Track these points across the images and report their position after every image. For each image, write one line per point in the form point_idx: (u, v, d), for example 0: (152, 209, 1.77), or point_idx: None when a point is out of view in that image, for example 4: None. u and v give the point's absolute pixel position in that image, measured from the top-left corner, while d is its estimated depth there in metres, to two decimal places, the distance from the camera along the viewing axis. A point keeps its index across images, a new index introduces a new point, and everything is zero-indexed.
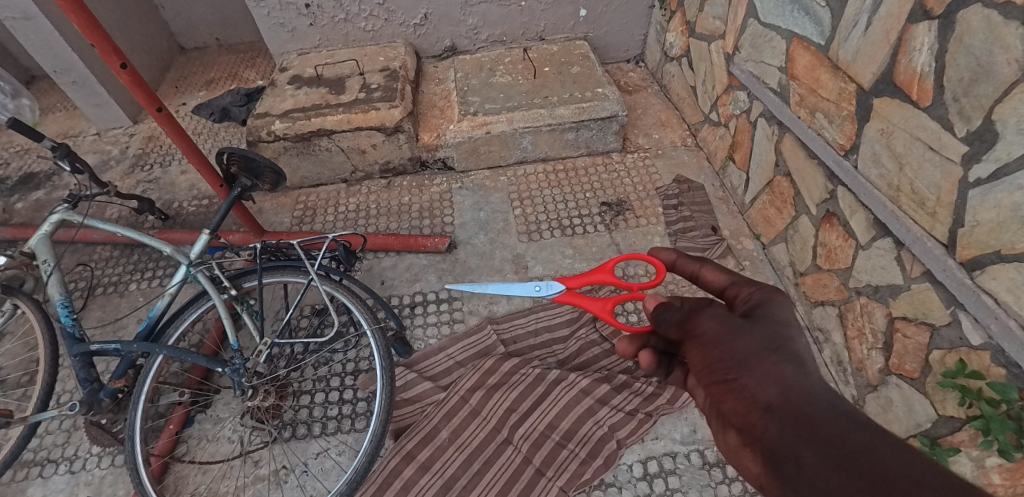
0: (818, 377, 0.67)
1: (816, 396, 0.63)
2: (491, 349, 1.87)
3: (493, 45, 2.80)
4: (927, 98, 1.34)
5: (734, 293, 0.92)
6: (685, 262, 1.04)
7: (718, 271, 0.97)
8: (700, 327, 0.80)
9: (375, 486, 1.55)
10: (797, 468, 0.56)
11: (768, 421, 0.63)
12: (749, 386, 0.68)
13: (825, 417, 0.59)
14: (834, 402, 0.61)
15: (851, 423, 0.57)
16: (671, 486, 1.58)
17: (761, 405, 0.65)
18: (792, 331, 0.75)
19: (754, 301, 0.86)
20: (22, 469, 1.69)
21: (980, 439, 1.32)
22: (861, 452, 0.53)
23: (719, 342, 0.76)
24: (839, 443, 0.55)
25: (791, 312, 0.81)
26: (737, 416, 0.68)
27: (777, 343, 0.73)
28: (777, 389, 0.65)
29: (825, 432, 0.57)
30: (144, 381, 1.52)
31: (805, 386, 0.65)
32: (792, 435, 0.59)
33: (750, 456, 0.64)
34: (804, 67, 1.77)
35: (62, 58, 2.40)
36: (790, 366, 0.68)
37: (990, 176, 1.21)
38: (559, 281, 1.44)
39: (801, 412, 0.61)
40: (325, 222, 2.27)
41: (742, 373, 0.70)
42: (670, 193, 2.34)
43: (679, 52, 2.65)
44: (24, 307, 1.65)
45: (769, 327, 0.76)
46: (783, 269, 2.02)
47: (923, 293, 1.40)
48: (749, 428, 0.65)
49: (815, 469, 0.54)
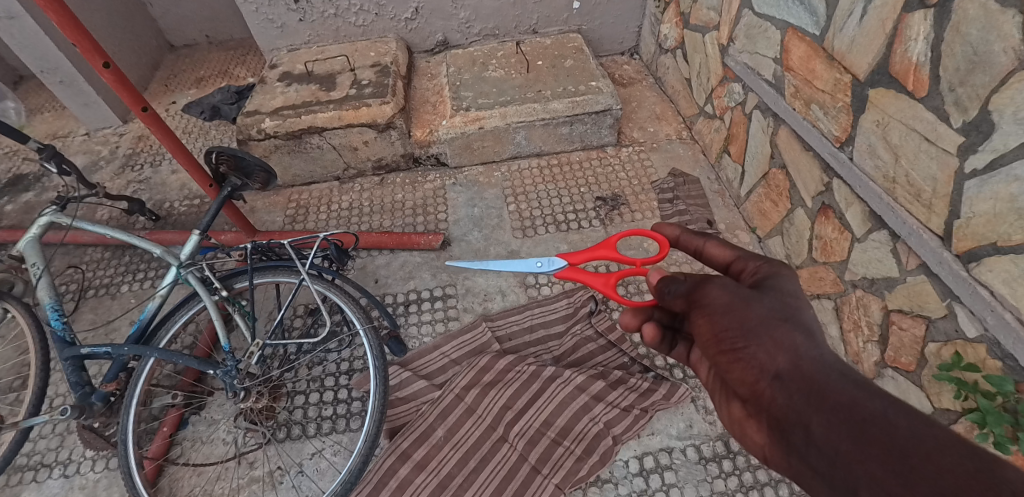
0: (826, 345, 0.67)
1: (826, 364, 0.63)
2: (486, 346, 1.85)
3: (486, 39, 2.77)
4: (923, 88, 1.32)
5: (740, 268, 0.90)
6: (690, 238, 1.02)
7: (724, 247, 0.95)
8: (708, 297, 0.78)
9: (371, 486, 1.55)
10: (807, 436, 0.59)
11: (777, 391, 0.65)
12: (758, 356, 0.68)
13: (835, 385, 0.60)
14: (843, 370, 0.62)
15: (860, 387, 0.58)
16: (667, 481, 1.58)
17: (769, 374, 0.66)
18: (802, 301, 0.74)
19: (762, 274, 0.84)
20: (16, 473, 1.68)
21: (976, 431, 1.31)
22: (872, 416, 0.54)
23: (726, 310, 0.75)
24: (848, 410, 0.56)
25: (800, 285, 0.78)
26: (744, 386, 0.69)
27: (787, 312, 0.72)
28: (787, 357, 0.66)
29: (834, 399, 0.58)
30: (136, 383, 1.51)
31: (815, 354, 0.65)
32: (802, 404, 0.61)
33: (755, 427, 0.70)
34: (799, 58, 1.74)
35: (48, 57, 2.37)
36: (800, 334, 0.68)
37: (987, 167, 1.19)
38: (562, 257, 1.43)
39: (811, 381, 0.62)
40: (318, 221, 2.25)
41: (751, 342, 0.70)
42: (666, 187, 2.33)
43: (674, 43, 2.62)
44: (14, 311, 1.63)
45: (779, 297, 0.75)
46: (780, 262, 2.00)
47: (918, 285, 1.39)
48: (758, 398, 0.67)
49: (824, 438, 0.57)
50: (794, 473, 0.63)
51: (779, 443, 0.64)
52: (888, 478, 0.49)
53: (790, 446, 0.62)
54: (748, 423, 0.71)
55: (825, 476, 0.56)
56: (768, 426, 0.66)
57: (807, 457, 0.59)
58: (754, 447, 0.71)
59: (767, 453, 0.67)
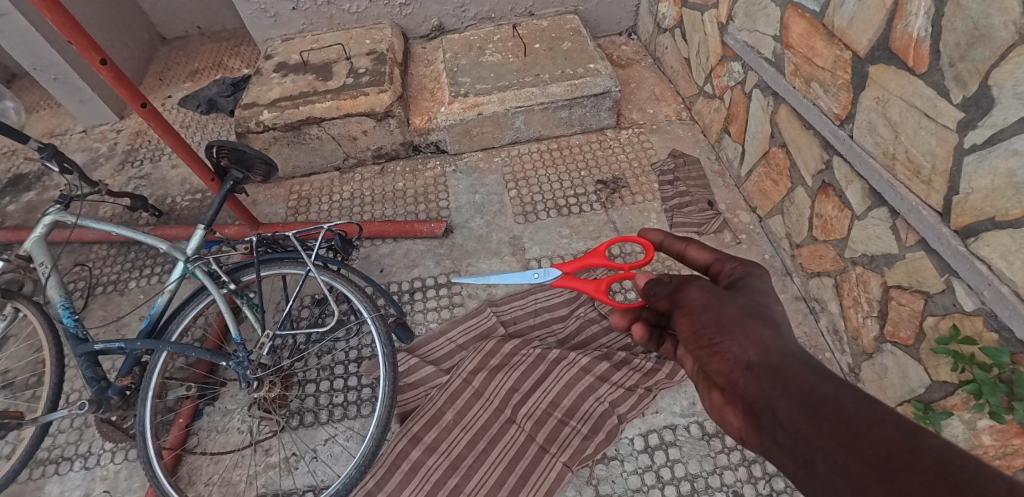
0: (792, 337, 0.71)
1: (790, 354, 0.67)
2: (491, 330, 1.89)
3: (482, 23, 2.74)
4: (923, 64, 1.32)
5: (718, 269, 0.93)
6: (673, 242, 1.05)
7: (703, 249, 0.97)
8: (687, 298, 0.81)
9: (384, 468, 1.59)
10: (774, 418, 0.63)
11: (749, 379, 0.68)
12: (731, 349, 0.71)
13: (798, 372, 0.64)
14: (806, 358, 0.66)
15: (819, 374, 0.63)
16: (671, 457, 1.62)
17: (742, 365, 0.70)
18: (770, 299, 0.78)
19: (737, 275, 0.87)
20: (38, 467, 1.73)
21: (972, 402, 1.34)
22: (827, 399, 0.59)
23: (704, 309, 0.78)
24: (808, 394, 0.61)
25: (771, 284, 0.82)
26: (722, 376, 0.73)
27: (757, 309, 0.76)
28: (757, 349, 0.69)
29: (797, 385, 0.62)
30: (150, 377, 1.54)
31: (782, 345, 0.69)
32: (769, 389, 0.65)
33: (732, 412, 0.73)
34: (799, 35, 1.73)
35: (41, 54, 2.34)
36: (768, 327, 0.72)
37: (986, 142, 1.20)
38: (557, 267, 1.44)
39: (778, 368, 0.66)
40: (320, 212, 2.26)
41: (725, 336, 0.73)
42: (666, 169, 2.33)
43: (672, 22, 2.60)
44: (26, 310, 1.66)
45: (750, 296, 0.79)
46: (780, 241, 2.02)
47: (918, 261, 1.41)
48: (733, 387, 0.70)
49: (789, 419, 0.61)
50: (768, 453, 0.66)
51: (753, 426, 0.68)
52: (839, 450, 0.54)
53: (762, 428, 0.65)
54: (726, 408, 0.74)
55: (791, 453, 0.60)
56: (742, 412, 0.69)
57: (776, 437, 0.63)
58: (732, 431, 0.74)
59: (744, 436, 0.71)
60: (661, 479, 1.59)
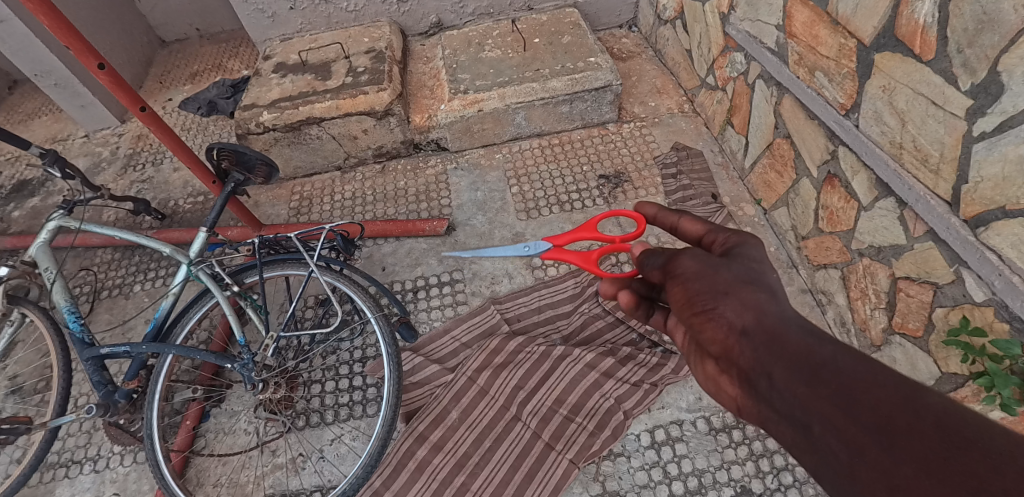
0: (788, 303, 0.69)
1: (787, 319, 0.66)
2: (496, 328, 1.88)
3: (481, 18, 2.72)
4: (930, 50, 1.29)
5: (711, 240, 0.90)
6: (666, 215, 1.03)
7: (696, 221, 0.95)
8: (681, 267, 0.80)
9: (391, 468, 1.59)
10: (770, 385, 0.62)
11: (744, 345, 0.67)
12: (726, 314, 0.70)
13: (793, 335, 0.63)
14: (802, 323, 0.65)
15: (815, 338, 0.61)
16: (678, 453, 1.61)
17: (736, 331, 0.68)
18: (764, 266, 0.76)
19: (731, 244, 0.85)
20: (49, 470, 1.74)
21: (983, 393, 1.32)
22: (824, 362, 0.58)
23: (699, 277, 0.76)
24: (807, 357, 0.59)
25: (764, 252, 0.80)
26: (716, 344, 0.71)
27: (753, 276, 0.74)
28: (751, 313, 0.68)
29: (794, 349, 0.61)
30: (156, 380, 1.55)
31: (777, 310, 0.67)
32: (765, 355, 0.63)
33: (725, 382, 0.72)
34: (802, 23, 1.70)
35: (41, 59, 2.35)
36: (764, 294, 0.70)
37: (996, 129, 1.17)
38: (547, 240, 1.44)
39: (772, 333, 0.64)
40: (322, 212, 2.26)
41: (720, 302, 0.72)
42: (669, 162, 2.31)
43: (672, 14, 2.58)
44: (33, 316, 1.67)
45: (744, 263, 0.77)
46: (786, 234, 2.00)
47: (927, 252, 1.38)
48: (727, 353, 0.69)
49: (784, 384, 0.60)
50: (761, 421, 0.65)
51: (747, 395, 0.66)
52: (837, 411, 0.53)
53: (756, 395, 0.64)
54: (719, 378, 0.73)
55: (786, 420, 0.59)
56: (736, 380, 0.68)
57: (770, 403, 0.62)
58: (725, 402, 0.73)
59: (739, 405, 0.69)
60: (668, 474, 1.57)
